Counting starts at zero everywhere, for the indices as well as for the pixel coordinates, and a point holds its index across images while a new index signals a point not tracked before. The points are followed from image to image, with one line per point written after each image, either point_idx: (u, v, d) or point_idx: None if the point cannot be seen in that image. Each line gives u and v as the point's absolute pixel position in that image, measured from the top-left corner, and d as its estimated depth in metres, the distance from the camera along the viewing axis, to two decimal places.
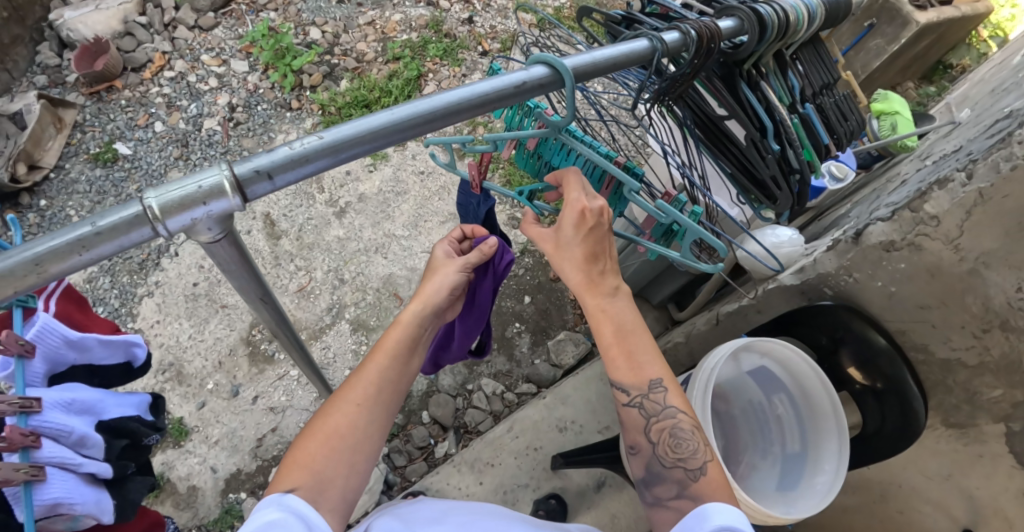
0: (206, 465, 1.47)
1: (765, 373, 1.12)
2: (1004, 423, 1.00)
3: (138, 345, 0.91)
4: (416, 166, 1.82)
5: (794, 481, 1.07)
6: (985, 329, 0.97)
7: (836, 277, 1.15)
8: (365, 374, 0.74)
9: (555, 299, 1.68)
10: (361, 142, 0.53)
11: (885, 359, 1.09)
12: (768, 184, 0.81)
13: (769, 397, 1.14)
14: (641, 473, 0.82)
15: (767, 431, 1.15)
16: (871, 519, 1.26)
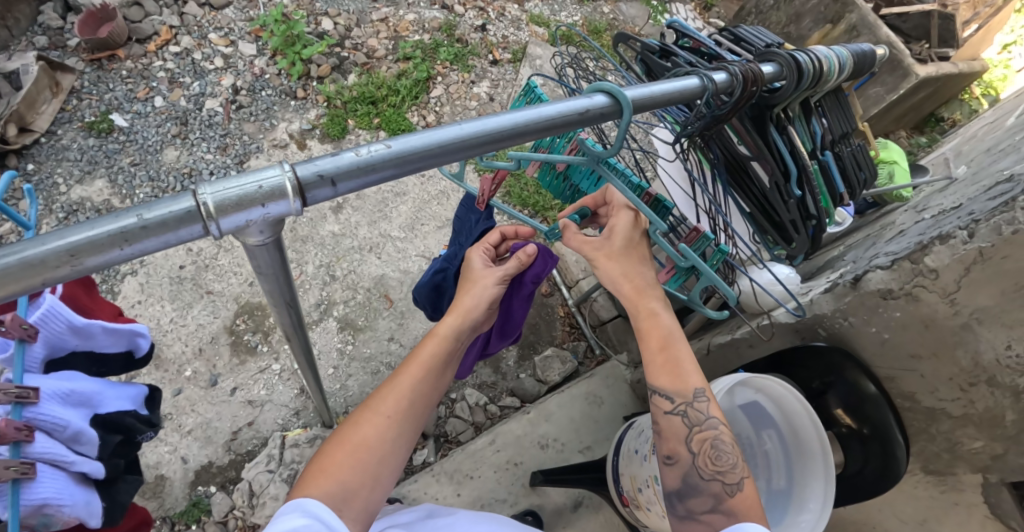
0: (177, 455, 1.41)
1: (756, 408, 1.14)
2: (982, 474, 1.02)
3: (142, 335, 0.86)
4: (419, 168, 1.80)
5: (780, 515, 1.10)
6: (973, 383, 1.00)
7: (831, 319, 1.19)
8: (397, 387, 0.73)
9: (545, 314, 1.66)
10: (420, 157, 0.57)
11: (872, 404, 1.12)
12: (788, 227, 0.98)
13: (758, 432, 1.16)
14: (676, 484, 0.84)
15: (754, 464, 1.17)
16: None
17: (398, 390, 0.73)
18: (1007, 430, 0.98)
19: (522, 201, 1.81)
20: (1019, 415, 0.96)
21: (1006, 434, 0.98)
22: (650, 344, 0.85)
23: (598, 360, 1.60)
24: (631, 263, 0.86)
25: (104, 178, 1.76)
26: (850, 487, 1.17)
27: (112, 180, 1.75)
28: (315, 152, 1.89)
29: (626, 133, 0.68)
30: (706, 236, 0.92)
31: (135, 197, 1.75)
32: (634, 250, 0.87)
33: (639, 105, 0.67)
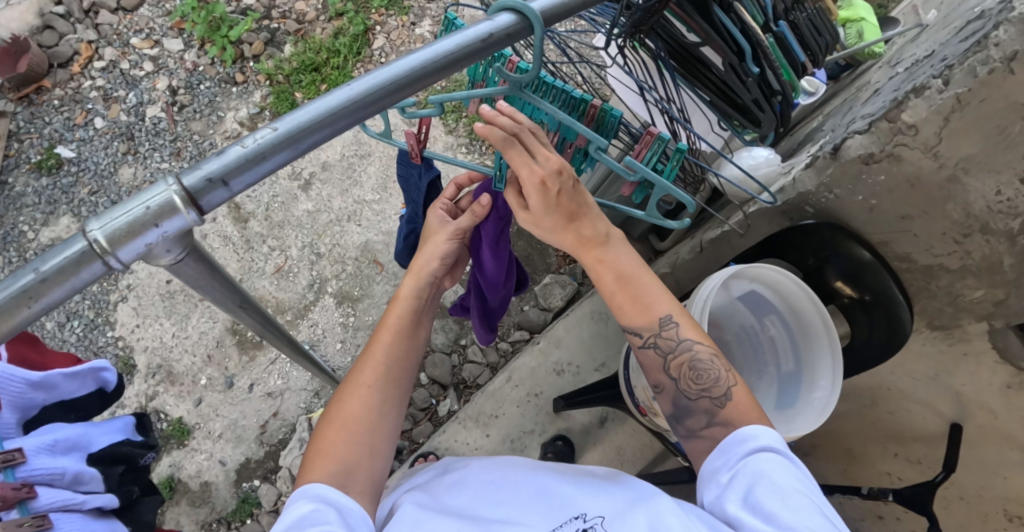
0: (214, 459, 1.51)
1: (754, 298, 1.11)
2: (987, 321, 1.02)
3: (104, 370, 0.89)
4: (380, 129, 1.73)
5: (792, 398, 1.07)
6: (967, 233, 0.98)
7: (816, 195, 1.12)
8: (373, 355, 0.74)
9: (537, 242, 1.60)
10: (313, 133, 0.53)
11: (870, 272, 1.10)
12: (752, 107, 0.92)
13: (761, 319, 1.14)
14: (670, 409, 0.88)
15: (761, 351, 1.16)
16: (862, 423, 1.29)
17: (374, 358, 0.74)
18: (1006, 276, 0.97)
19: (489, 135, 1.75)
20: (1016, 258, 0.94)
21: (1006, 279, 0.97)
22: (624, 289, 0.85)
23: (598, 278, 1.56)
24: (570, 216, 0.78)
25: (68, 214, 1.78)
26: (858, 355, 1.17)
27: (76, 214, 1.77)
28: None
29: (543, 49, 0.62)
30: (660, 138, 0.85)
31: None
32: (562, 208, 0.76)
33: (546, 18, 0.61)
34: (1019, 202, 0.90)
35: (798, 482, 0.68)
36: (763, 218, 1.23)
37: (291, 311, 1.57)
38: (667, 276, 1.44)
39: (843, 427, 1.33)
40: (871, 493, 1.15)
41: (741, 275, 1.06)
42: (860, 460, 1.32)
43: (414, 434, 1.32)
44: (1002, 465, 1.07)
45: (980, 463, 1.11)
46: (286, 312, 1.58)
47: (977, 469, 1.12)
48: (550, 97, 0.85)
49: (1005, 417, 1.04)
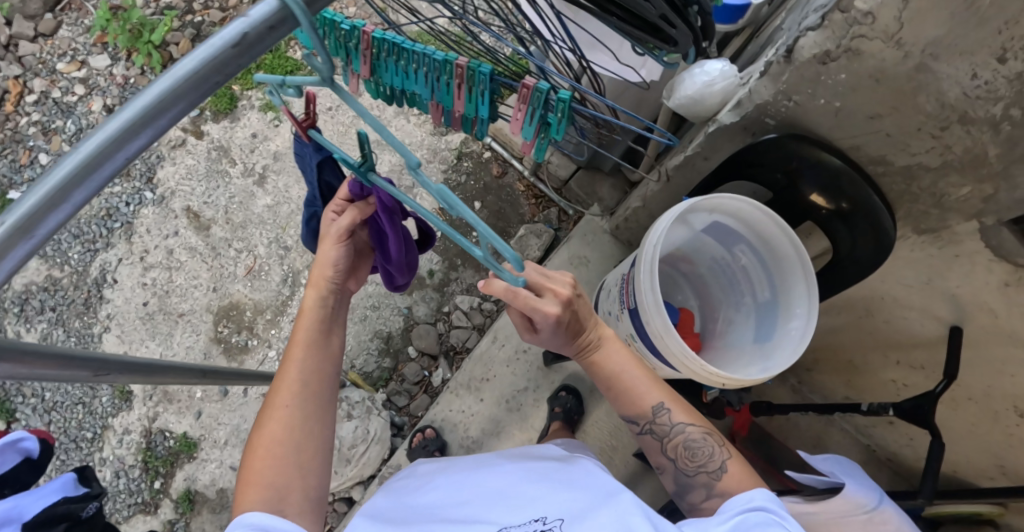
0: (226, 466, 1.56)
1: (718, 228, 0.98)
2: (976, 220, 0.91)
3: (22, 440, 0.98)
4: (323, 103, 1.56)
5: (770, 331, 0.95)
6: (945, 125, 0.86)
7: (774, 104, 0.98)
8: (287, 375, 0.75)
9: (507, 195, 1.52)
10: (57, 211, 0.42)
11: (845, 180, 0.97)
12: (661, 24, 0.73)
13: (730, 250, 1.01)
14: (675, 487, 0.90)
15: (737, 283, 1.04)
16: (857, 334, 1.22)
17: (288, 378, 0.75)
18: (991, 168, 0.86)
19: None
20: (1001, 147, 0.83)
21: (992, 171, 0.86)
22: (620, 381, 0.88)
23: (574, 221, 1.48)
24: (580, 339, 0.85)
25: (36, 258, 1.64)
26: (844, 267, 1.06)
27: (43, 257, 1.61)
28: (215, 135, 1.67)
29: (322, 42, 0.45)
30: (540, 88, 0.71)
31: (71, 260, 1.61)
32: (575, 334, 0.83)
33: None
34: (999, 86, 0.76)
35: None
36: (721, 136, 1.09)
37: (268, 311, 1.55)
38: (640, 211, 1.33)
39: (840, 341, 1.27)
40: (871, 409, 1.08)
41: (696, 208, 0.93)
42: (862, 369, 1.26)
43: (410, 410, 1.33)
44: (1008, 364, 1.00)
45: (985, 364, 1.04)
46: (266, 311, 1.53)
47: (982, 369, 1.05)
48: (413, 63, 0.66)
49: (1007, 317, 0.96)
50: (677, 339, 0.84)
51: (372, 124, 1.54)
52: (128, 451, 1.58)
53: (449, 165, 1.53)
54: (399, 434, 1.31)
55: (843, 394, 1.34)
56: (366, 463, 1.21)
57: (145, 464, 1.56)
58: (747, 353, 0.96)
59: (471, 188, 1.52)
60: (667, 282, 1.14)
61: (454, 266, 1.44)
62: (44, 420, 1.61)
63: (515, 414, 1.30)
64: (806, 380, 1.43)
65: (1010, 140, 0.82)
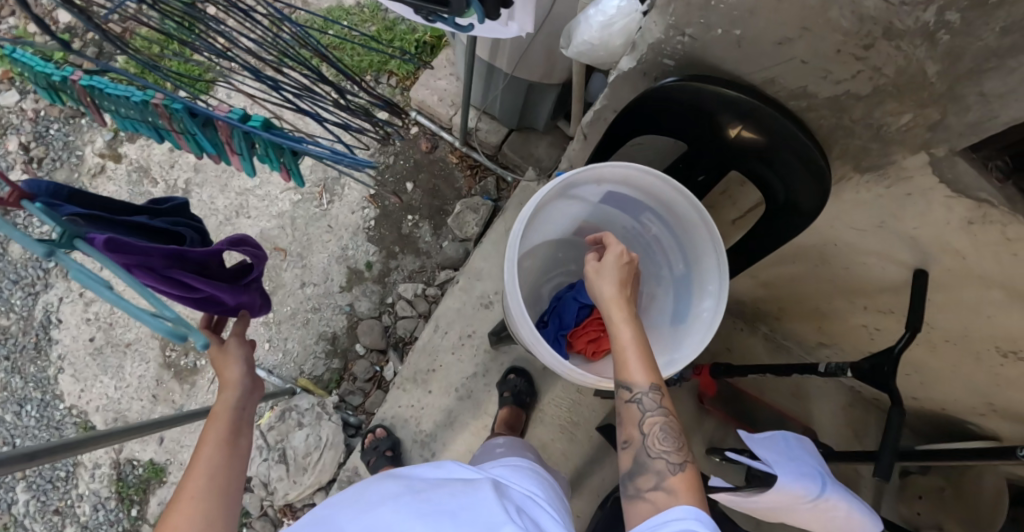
0: None
1: (617, 198, 0.82)
2: (925, 152, 0.74)
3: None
4: None
5: (686, 310, 0.81)
6: (870, 42, 0.67)
7: (668, 42, 0.81)
8: (193, 471, 0.61)
9: (440, 170, 1.41)
10: None
11: (760, 117, 0.80)
12: None
13: (637, 219, 0.86)
14: (625, 466, 0.67)
15: (653, 255, 0.89)
16: (818, 280, 1.07)
17: (194, 473, 0.61)
18: (934, 90, 0.68)
19: (356, 70, 1.44)
20: (940, 64, 0.65)
21: (937, 92, 0.68)
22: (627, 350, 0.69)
23: (513, 187, 1.37)
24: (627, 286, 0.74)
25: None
26: (785, 218, 0.89)
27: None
28: (132, 158, 1.42)
29: None
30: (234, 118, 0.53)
31: (14, 304, 1.30)
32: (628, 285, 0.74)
33: None
34: None
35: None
36: (623, 83, 0.90)
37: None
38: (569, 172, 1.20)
39: (804, 290, 1.13)
40: (829, 370, 0.96)
41: (579, 180, 0.76)
42: (832, 315, 1.14)
43: (365, 407, 1.30)
44: (984, 303, 0.88)
45: (958, 304, 0.92)
46: None
47: (957, 310, 0.94)
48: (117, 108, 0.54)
49: (975, 257, 0.81)
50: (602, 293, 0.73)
51: None
52: (102, 484, 1.24)
53: (375, 146, 1.40)
54: (356, 434, 1.28)
55: (816, 338, 1.24)
56: (323, 469, 1.21)
57: (119, 495, 1.24)
58: (662, 339, 0.82)
59: (402, 168, 1.41)
60: (585, 257, 0.99)
61: (393, 254, 1.37)
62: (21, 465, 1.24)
63: (467, 402, 1.25)
64: (778, 328, 1.32)
65: (953, 53, 0.62)
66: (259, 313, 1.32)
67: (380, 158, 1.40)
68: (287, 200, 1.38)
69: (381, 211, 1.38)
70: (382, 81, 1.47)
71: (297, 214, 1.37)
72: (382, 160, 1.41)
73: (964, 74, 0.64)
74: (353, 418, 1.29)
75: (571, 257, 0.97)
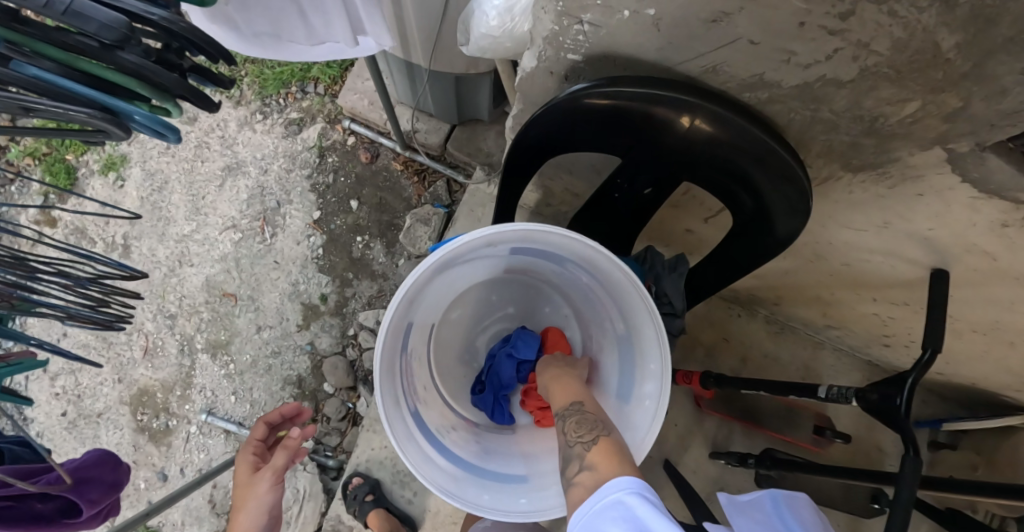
0: None
1: (526, 251, 0.65)
2: (940, 147, 0.52)
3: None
4: (157, 144, 1.30)
5: (631, 377, 0.66)
6: (847, 9, 0.45)
7: (566, 34, 0.60)
8: None
9: (385, 179, 1.24)
10: None
11: (703, 118, 0.60)
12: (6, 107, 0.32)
13: (564, 266, 0.68)
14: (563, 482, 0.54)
15: (593, 302, 0.72)
16: (822, 276, 0.87)
17: None
18: (952, 69, 0.46)
19: (276, 82, 1.26)
20: (959, 34, 0.43)
21: (950, 70, 0.46)
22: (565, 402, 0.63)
23: (465, 190, 1.19)
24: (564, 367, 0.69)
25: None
26: (757, 233, 0.69)
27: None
28: (68, 220, 1.31)
29: None
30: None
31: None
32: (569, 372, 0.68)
33: None
34: None
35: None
36: (531, 84, 0.70)
37: (176, 387, 1.25)
38: None
39: (805, 283, 0.93)
40: (830, 397, 0.79)
41: (462, 250, 0.60)
42: (837, 304, 0.95)
43: (343, 448, 1.21)
44: (1020, 302, 0.68)
45: (987, 301, 0.73)
46: (168, 392, 1.25)
47: (987, 307, 0.75)
48: None
49: (1010, 260, 0.61)
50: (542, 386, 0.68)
51: (218, 147, 1.29)
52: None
53: (313, 165, 1.25)
54: (337, 476, 1.21)
55: (822, 321, 1.05)
56: (306, 521, 1.16)
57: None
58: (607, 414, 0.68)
59: (343, 186, 1.24)
60: (521, 302, 0.82)
61: (348, 281, 1.23)
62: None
63: None
64: (780, 313, 1.13)
65: (979, 18, 0.41)
66: (220, 366, 1.24)
67: (317, 176, 1.25)
68: (228, 239, 1.26)
69: (327, 236, 1.24)
70: (308, 88, 1.28)
71: (240, 254, 1.25)
72: (319, 177, 1.25)
73: (997, 47, 0.43)
74: (331, 461, 1.22)
75: (507, 299, 0.81)
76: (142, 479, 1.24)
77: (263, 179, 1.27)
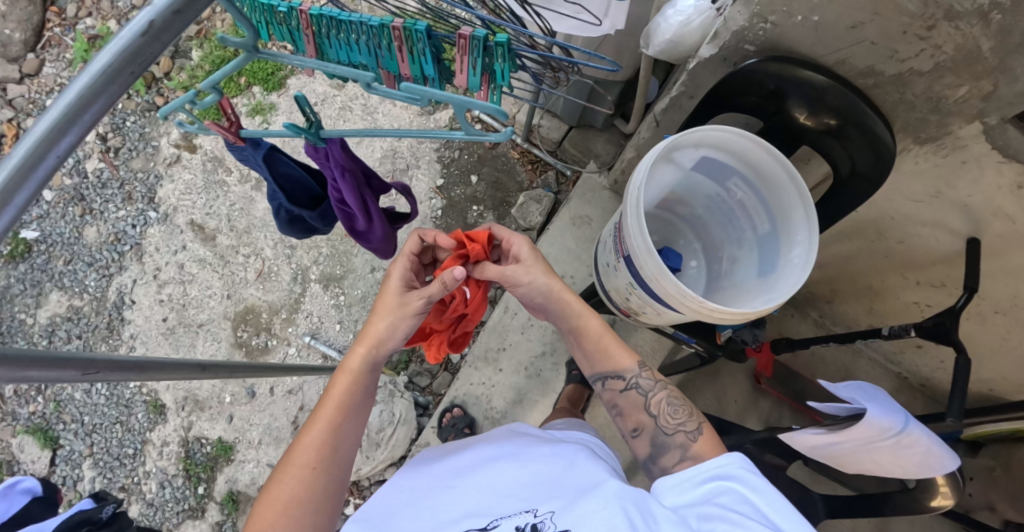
0: (264, 465, 1.26)
1: (709, 163, 0.96)
2: (979, 121, 0.85)
3: (19, 482, 0.86)
4: (306, 101, 1.53)
5: (773, 262, 0.96)
6: (932, 23, 0.79)
7: (752, 29, 0.94)
8: (311, 435, 0.77)
9: (502, 165, 1.52)
10: (111, 78, 0.43)
11: (834, 94, 0.92)
12: None
13: (724, 186, 1.00)
14: (647, 450, 0.85)
15: (735, 219, 1.04)
16: (877, 258, 1.17)
17: (315, 437, 0.77)
18: (987, 63, 0.79)
19: None
20: (994, 41, 0.77)
21: (989, 66, 0.79)
22: (588, 339, 0.91)
23: (573, 182, 1.48)
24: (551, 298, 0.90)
25: (57, 289, 1.41)
26: (847, 190, 0.99)
27: (60, 288, 1.40)
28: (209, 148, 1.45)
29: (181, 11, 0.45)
30: (478, 37, 0.56)
31: (88, 289, 1.40)
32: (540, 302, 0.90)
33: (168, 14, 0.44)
34: None
35: (769, 508, 0.68)
36: (704, 68, 1.04)
37: (283, 310, 1.37)
38: (635, 161, 1.31)
39: (857, 269, 1.23)
40: (893, 332, 1.06)
41: (681, 148, 0.91)
42: (884, 293, 1.22)
43: (433, 388, 1.40)
44: None
45: (1003, 272, 1.00)
46: (276, 313, 1.37)
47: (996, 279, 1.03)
48: (353, 33, 0.60)
49: None
50: (672, 278, 0.82)
51: (360, 113, 1.53)
52: (170, 462, 1.28)
53: (443, 141, 1.52)
54: (425, 413, 1.39)
55: (866, 320, 1.32)
56: (396, 444, 1.30)
57: (186, 472, 1.26)
58: (753, 289, 0.98)
59: (465, 162, 1.51)
60: (664, 226, 1.15)
61: None
62: (87, 445, 1.32)
63: (535, 380, 1.32)
64: (828, 313, 1.41)
65: (1003, 30, 0.75)
66: (331, 296, 1.37)
67: (445, 152, 1.51)
68: None
69: (446, 199, 1.50)
70: None
71: None
72: (448, 154, 1.53)
73: (1014, 48, 0.76)
74: (421, 398, 1.38)
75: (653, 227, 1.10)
76: (230, 393, 1.30)
77: (396, 145, 1.54)
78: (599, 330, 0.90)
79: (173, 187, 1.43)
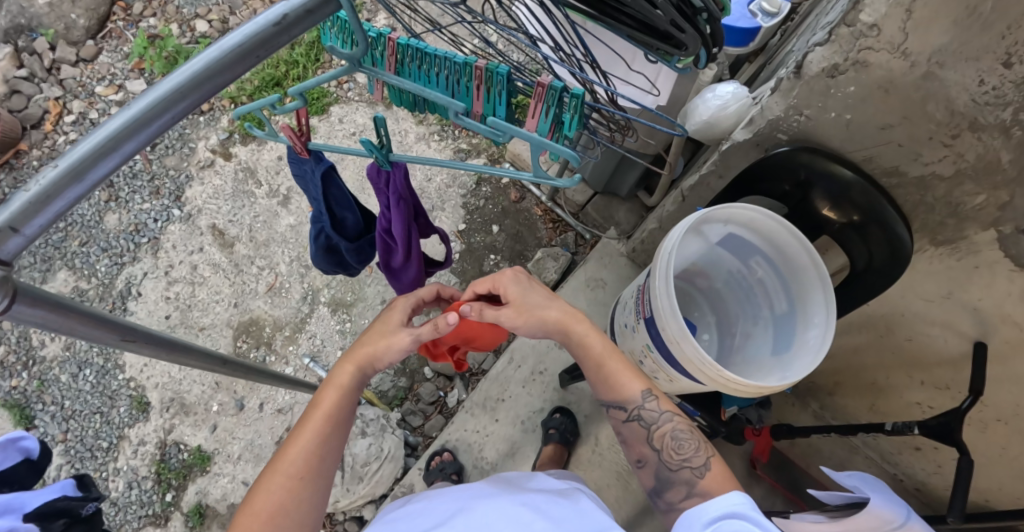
0: (238, 481, 1.40)
1: (734, 240, 0.99)
2: (994, 229, 0.89)
3: (20, 437, 0.77)
4: (347, 130, 1.63)
5: (787, 342, 0.97)
6: (957, 132, 0.84)
7: (786, 119, 1.01)
8: (297, 447, 0.73)
9: (525, 219, 1.58)
10: (214, 72, 0.43)
11: (858, 190, 0.96)
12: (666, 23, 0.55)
13: (747, 263, 1.03)
14: (650, 483, 0.83)
15: (753, 297, 1.06)
16: (883, 353, 1.20)
17: (303, 449, 0.73)
18: (1005, 175, 0.84)
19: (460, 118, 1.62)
20: (1013, 154, 0.81)
21: (1007, 177, 0.84)
22: (593, 366, 0.84)
23: (591, 245, 1.52)
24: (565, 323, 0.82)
25: (65, 268, 1.52)
26: (859, 286, 1.03)
27: (70, 268, 1.51)
28: (243, 159, 1.58)
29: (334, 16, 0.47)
30: (555, 87, 0.59)
31: (99, 273, 1.51)
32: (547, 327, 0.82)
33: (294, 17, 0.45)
34: (1007, 90, 0.76)
35: None
36: (736, 150, 1.11)
37: (286, 328, 1.44)
38: (656, 233, 1.34)
39: (864, 363, 1.26)
40: (896, 428, 1.06)
41: (711, 219, 0.94)
42: (888, 392, 1.24)
43: (424, 430, 1.39)
44: None
45: (1008, 381, 1.02)
46: (283, 329, 1.44)
47: (1001, 390, 1.04)
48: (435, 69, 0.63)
49: None
50: (692, 343, 0.83)
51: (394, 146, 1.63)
52: (142, 462, 1.44)
53: (469, 189, 1.60)
54: (412, 454, 1.36)
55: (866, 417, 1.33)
56: (379, 481, 1.27)
57: (158, 476, 1.42)
58: (766, 367, 0.98)
59: (490, 212, 1.58)
60: (682, 296, 1.18)
61: (473, 287, 1.53)
62: (60, 430, 1.47)
63: (529, 435, 1.30)
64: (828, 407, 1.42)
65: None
66: (337, 321, 1.43)
67: (472, 199, 1.59)
68: None
69: (467, 246, 1.56)
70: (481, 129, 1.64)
71: None
72: (474, 202, 1.59)
73: None
74: (411, 438, 1.36)
75: None
76: (218, 404, 1.47)
77: (426, 185, 1.61)
78: (602, 349, 0.83)
79: (212, 203, 1.55)
